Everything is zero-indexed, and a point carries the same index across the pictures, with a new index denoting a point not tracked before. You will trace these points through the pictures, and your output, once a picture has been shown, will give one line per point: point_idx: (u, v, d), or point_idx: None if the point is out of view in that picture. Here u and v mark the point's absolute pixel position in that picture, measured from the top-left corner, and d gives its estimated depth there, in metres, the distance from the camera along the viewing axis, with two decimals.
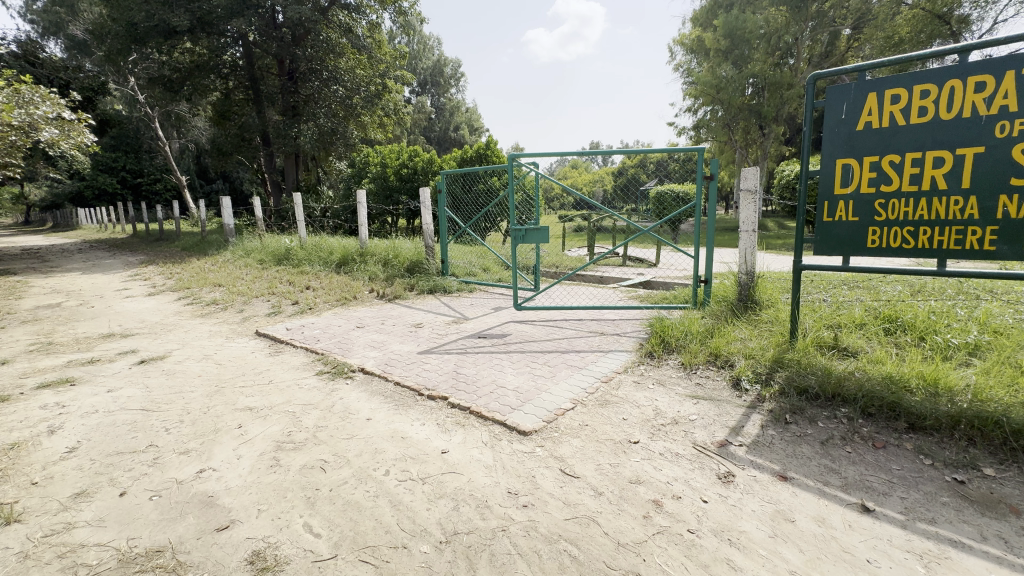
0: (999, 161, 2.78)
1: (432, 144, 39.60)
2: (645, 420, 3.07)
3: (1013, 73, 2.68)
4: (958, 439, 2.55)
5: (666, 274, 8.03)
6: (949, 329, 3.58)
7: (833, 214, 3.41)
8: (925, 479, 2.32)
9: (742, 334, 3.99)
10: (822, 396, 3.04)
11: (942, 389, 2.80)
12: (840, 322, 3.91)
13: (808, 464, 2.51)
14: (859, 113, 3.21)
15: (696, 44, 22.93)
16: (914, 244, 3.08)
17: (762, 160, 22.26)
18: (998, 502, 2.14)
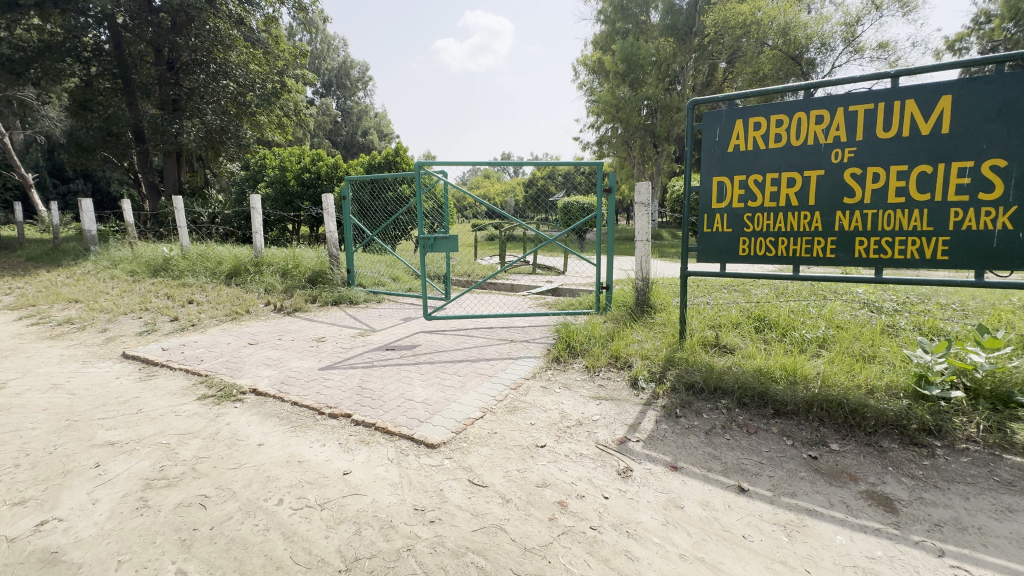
0: (836, 182, 3.29)
1: (338, 148, 37.66)
2: (552, 423, 3.16)
3: (842, 109, 3.20)
4: (812, 420, 2.94)
5: (572, 281, 8.39)
6: (804, 325, 4.15)
7: (711, 225, 3.80)
8: (787, 458, 2.65)
9: (639, 335, 4.30)
10: (706, 389, 3.35)
11: (798, 377, 3.23)
12: (720, 322, 4.37)
13: (694, 453, 2.75)
14: (729, 137, 3.63)
15: (597, 66, 24.41)
16: (775, 252, 3.53)
17: (656, 176, 24.34)
18: (841, 473, 2.51)
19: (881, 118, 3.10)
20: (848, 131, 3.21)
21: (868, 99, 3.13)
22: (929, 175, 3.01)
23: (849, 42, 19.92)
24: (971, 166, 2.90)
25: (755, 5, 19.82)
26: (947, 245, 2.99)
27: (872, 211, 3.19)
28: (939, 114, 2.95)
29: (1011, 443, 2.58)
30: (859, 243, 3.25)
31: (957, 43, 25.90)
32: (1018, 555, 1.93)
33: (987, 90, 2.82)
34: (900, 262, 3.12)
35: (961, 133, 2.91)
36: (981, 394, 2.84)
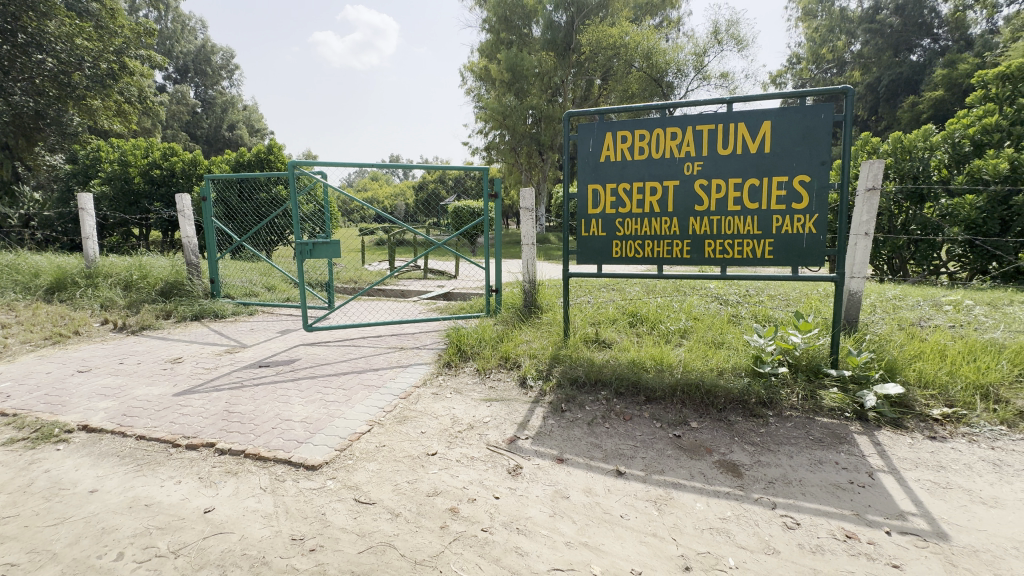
0: (689, 192, 3.74)
1: (198, 142, 33.23)
2: (443, 429, 3.12)
3: (691, 128, 3.65)
4: (676, 403, 3.30)
5: (463, 286, 8.39)
6: (669, 318, 4.65)
7: (588, 229, 4.07)
8: (656, 440, 2.93)
9: (527, 336, 4.44)
10: (587, 383, 3.58)
11: (664, 365, 3.62)
12: (600, 319, 4.72)
13: (578, 444, 2.92)
14: (601, 148, 3.92)
15: (484, 73, 24.93)
16: (643, 254, 3.91)
17: (543, 182, 25.55)
18: (699, 447, 2.85)
19: (721, 137, 3.61)
20: (696, 147, 3.67)
21: (710, 120, 3.61)
22: (758, 187, 3.57)
23: (699, 70, 22.90)
24: (786, 180, 3.50)
25: (623, 30, 21.78)
26: (772, 246, 3.57)
27: (717, 217, 3.69)
28: (763, 136, 3.51)
29: (820, 406, 3.16)
30: (708, 245, 3.73)
31: (778, 78, 31.29)
32: (827, 498, 2.37)
33: (795, 119, 3.44)
34: (739, 261, 3.66)
35: (779, 153, 3.50)
36: (800, 368, 3.44)
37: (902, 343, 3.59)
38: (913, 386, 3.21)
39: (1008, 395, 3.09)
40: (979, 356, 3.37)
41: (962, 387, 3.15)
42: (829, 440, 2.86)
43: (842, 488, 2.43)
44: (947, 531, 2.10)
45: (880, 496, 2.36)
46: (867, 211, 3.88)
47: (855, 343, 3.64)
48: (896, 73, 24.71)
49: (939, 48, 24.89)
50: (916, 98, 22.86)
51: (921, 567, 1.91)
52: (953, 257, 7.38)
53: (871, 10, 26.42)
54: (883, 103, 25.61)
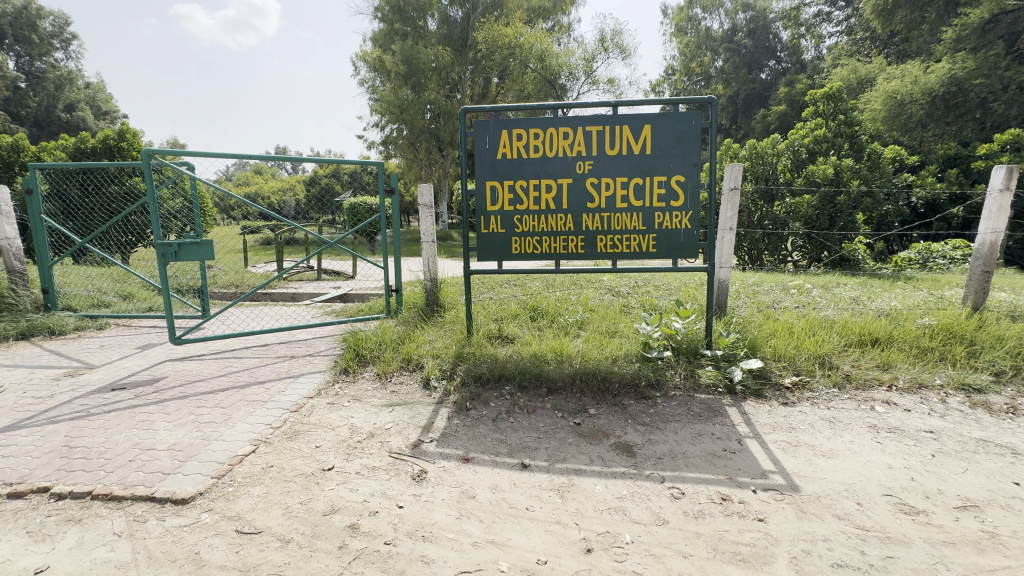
0: (581, 190, 3.91)
1: (22, 124, 27.48)
2: (340, 441, 2.92)
3: (581, 129, 3.82)
4: (576, 391, 3.45)
5: (361, 286, 7.97)
6: (567, 310, 4.85)
7: (488, 226, 4.06)
8: (558, 429, 3.04)
9: (429, 336, 4.34)
10: (491, 379, 3.60)
11: (563, 356, 3.76)
12: (502, 315, 4.79)
13: (483, 441, 2.92)
14: (497, 145, 3.92)
15: (378, 64, 23.90)
16: (541, 249, 4.01)
17: (444, 179, 25.26)
18: (597, 432, 3.00)
19: (608, 139, 3.82)
20: (586, 147, 3.85)
21: (597, 122, 3.80)
22: (641, 186, 3.85)
23: (589, 75, 24.18)
24: (666, 180, 3.83)
25: (517, 30, 22.25)
26: (654, 240, 3.89)
27: (607, 214, 3.92)
28: (644, 138, 3.79)
29: (699, 384, 3.51)
30: (600, 240, 3.95)
31: (657, 87, 34.24)
32: (706, 466, 2.63)
33: (670, 124, 3.76)
34: (628, 255, 3.93)
35: (658, 154, 3.81)
36: (681, 351, 3.80)
37: (760, 323, 4.13)
38: (770, 360, 3.70)
39: (838, 361, 3.69)
40: (816, 331, 3.99)
41: (805, 358, 3.70)
42: (706, 414, 3.19)
43: (717, 456, 2.72)
44: (797, 482, 2.45)
45: (747, 459, 2.69)
46: (731, 208, 4.39)
47: (724, 325, 4.11)
48: (750, 88, 28.43)
49: (781, 69, 29.07)
50: (765, 111, 26.49)
51: (781, 517, 2.21)
52: (797, 248, 8.64)
53: (729, 31, 30.02)
54: (742, 113, 29.30)
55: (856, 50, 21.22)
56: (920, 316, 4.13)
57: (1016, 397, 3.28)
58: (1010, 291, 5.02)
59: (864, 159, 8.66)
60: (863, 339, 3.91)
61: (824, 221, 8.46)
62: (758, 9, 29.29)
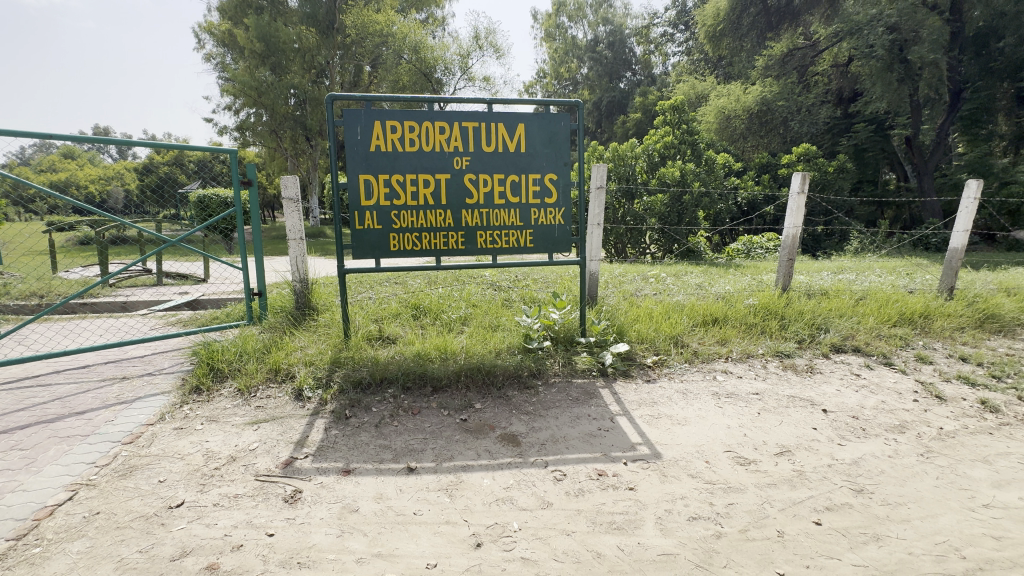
0: (460, 185, 3.90)
1: None
2: (192, 471, 2.53)
3: (458, 124, 3.80)
4: (461, 388, 3.45)
5: (215, 291, 7.00)
6: (450, 307, 4.82)
7: (363, 222, 3.82)
8: (444, 427, 3.01)
9: (301, 342, 3.97)
10: (373, 383, 3.43)
11: (448, 353, 3.74)
12: (382, 315, 4.58)
13: (366, 450, 2.76)
14: (370, 136, 3.70)
15: (227, 38, 21.12)
16: (421, 246, 3.91)
17: (314, 171, 23.34)
18: (484, 426, 3.03)
19: (484, 136, 3.86)
20: (463, 142, 3.84)
21: (473, 118, 3.82)
22: (518, 183, 3.98)
23: (465, 71, 24.24)
24: (540, 178, 4.00)
25: (389, 18, 21.37)
26: (531, 236, 4.07)
27: (486, 210, 3.97)
28: (518, 137, 3.91)
29: (575, 370, 3.76)
30: (480, 236, 3.99)
31: (529, 88, 35.59)
32: (584, 446, 2.82)
33: (542, 124, 3.94)
34: (507, 250, 4.05)
35: (532, 153, 3.97)
36: (559, 340, 4.04)
37: (626, 310, 4.55)
38: (635, 343, 4.11)
39: (688, 340, 4.24)
40: (671, 314, 4.52)
41: (663, 339, 4.17)
42: (583, 397, 3.42)
43: (593, 435, 2.94)
44: (659, 451, 2.75)
45: (618, 435, 2.94)
46: (598, 206, 4.74)
47: (596, 313, 4.46)
48: (611, 96, 31.04)
49: (637, 80, 32.17)
50: (625, 117, 29.15)
51: (647, 483, 2.46)
52: (653, 241, 9.65)
53: (592, 42, 32.44)
54: (605, 118, 31.79)
55: (694, 69, 24.38)
56: (747, 297, 4.91)
57: (813, 358, 4.08)
58: (807, 275, 6.21)
59: (703, 164, 10.12)
60: (706, 319, 4.54)
61: (673, 217, 9.60)
62: (616, 24, 32.07)
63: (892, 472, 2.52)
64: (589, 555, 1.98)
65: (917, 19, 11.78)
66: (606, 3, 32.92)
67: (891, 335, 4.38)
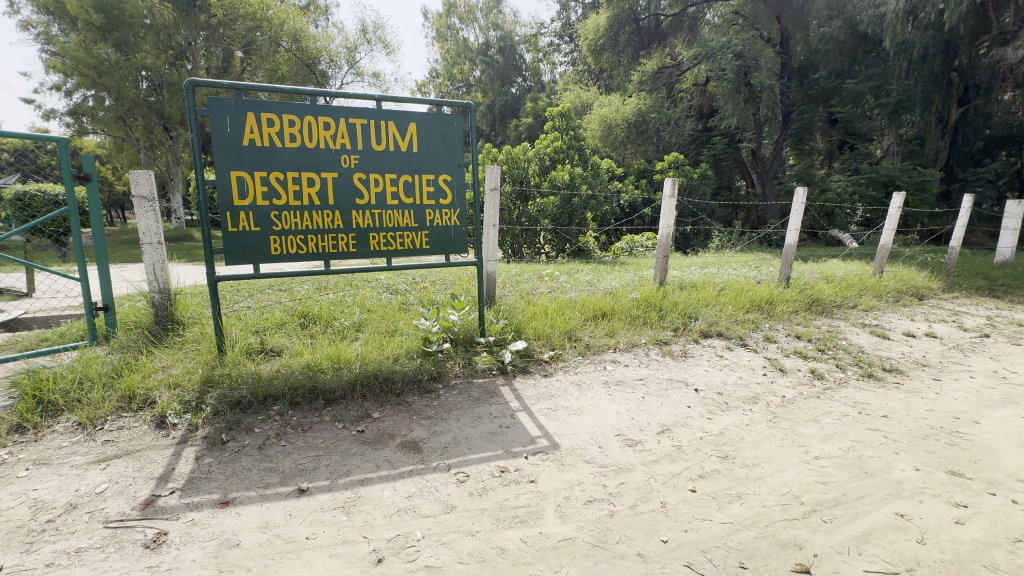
0: (348, 185, 3.69)
1: None
2: (14, 529, 2.07)
3: (344, 120, 3.59)
4: (357, 398, 3.28)
5: (43, 307, 5.81)
6: (343, 313, 4.55)
7: (236, 224, 3.45)
8: (340, 440, 2.84)
9: (162, 361, 3.46)
10: (254, 402, 3.12)
11: (342, 363, 3.54)
12: (264, 326, 4.18)
13: (248, 476, 2.49)
14: (242, 129, 3.34)
15: (53, 4, 17.68)
16: (307, 249, 3.64)
17: (175, 165, 20.52)
18: (383, 435, 2.91)
19: (374, 134, 3.70)
20: (350, 140, 3.64)
21: (361, 115, 3.64)
22: (410, 184, 3.89)
23: (351, 65, 23.07)
24: (433, 178, 3.96)
25: (263, 1, 19.56)
26: (426, 237, 4.01)
27: (378, 210, 3.82)
28: (409, 136, 3.82)
29: (476, 370, 3.79)
30: (372, 238, 3.82)
31: (423, 87, 35.02)
32: (486, 445, 2.85)
33: (434, 124, 3.89)
34: (402, 252, 3.94)
35: (424, 153, 3.90)
36: (459, 342, 4.04)
37: (523, 308, 4.70)
38: (532, 340, 4.26)
39: (580, 333, 4.49)
40: (565, 310, 4.77)
41: (558, 335, 4.37)
42: (484, 397, 3.45)
43: (494, 433, 2.98)
44: (557, 441, 2.88)
45: (519, 430, 3.02)
46: (493, 207, 4.81)
47: (494, 312, 4.54)
48: (503, 100, 31.72)
49: (527, 86, 33.25)
50: (517, 121, 30.01)
51: (547, 473, 2.56)
52: (546, 241, 10.08)
53: (484, 46, 32.90)
54: (499, 121, 32.39)
55: (579, 79, 25.90)
56: (631, 292, 5.35)
57: (686, 343, 4.58)
58: (680, 269, 6.95)
59: (589, 168, 10.83)
60: (596, 313, 4.86)
61: (564, 218, 10.12)
62: (506, 31, 32.89)
63: (750, 438, 2.92)
64: (494, 552, 2.00)
65: (757, 50, 13.81)
66: (496, 8, 33.58)
67: (746, 319, 5.09)
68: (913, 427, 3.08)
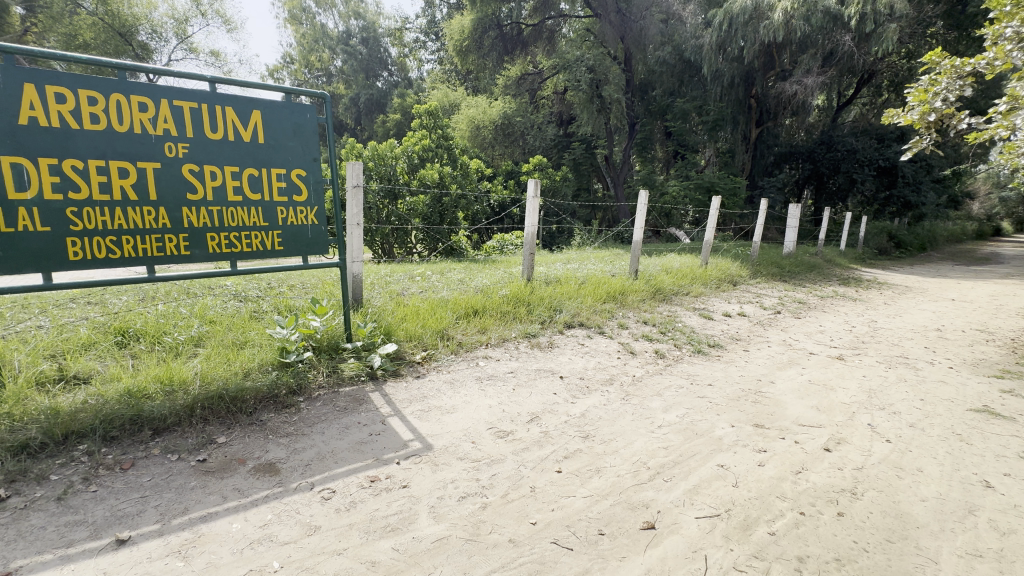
0: (175, 177, 3.17)
1: None
2: None
3: (165, 101, 3.06)
4: (196, 423, 2.85)
5: None
6: (176, 327, 3.91)
7: (12, 223, 2.72)
8: (173, 475, 2.43)
9: None
10: (50, 444, 2.52)
11: (177, 385, 3.05)
12: (63, 349, 3.40)
13: (42, 535, 2.01)
14: (16, 103, 2.65)
15: None
16: (121, 253, 3.04)
17: None
18: (231, 462, 2.57)
19: (207, 120, 3.22)
20: (176, 125, 3.13)
21: (190, 97, 3.15)
22: (256, 178, 3.48)
23: (182, 39, 19.93)
24: (284, 173, 3.61)
25: None
26: (280, 237, 3.65)
27: (216, 207, 3.35)
28: (253, 125, 3.42)
29: (342, 378, 3.55)
30: (210, 238, 3.35)
31: (274, 73, 31.74)
32: (353, 457, 2.69)
33: (282, 113, 3.54)
34: (250, 254, 3.52)
35: (273, 145, 3.53)
36: (322, 349, 3.76)
37: (393, 310, 4.55)
38: (404, 342, 4.15)
39: (453, 332, 4.50)
40: (437, 310, 4.73)
41: (430, 335, 4.33)
42: (352, 405, 3.26)
43: (364, 442, 2.83)
44: (430, 442, 2.85)
45: (390, 436, 2.91)
46: (356, 205, 4.54)
47: (362, 316, 4.32)
48: (368, 94, 30.26)
49: (394, 82, 32.40)
50: (384, 117, 28.84)
51: (419, 476, 2.51)
52: (418, 241, 9.90)
53: (344, 35, 31.06)
54: (364, 116, 30.83)
55: (447, 79, 25.87)
56: (501, 288, 5.53)
57: (552, 335, 4.89)
58: (546, 265, 7.38)
59: (458, 168, 10.90)
60: (468, 311, 4.92)
61: (435, 218, 10.04)
62: (368, 21, 31.49)
63: (606, 416, 3.23)
64: (363, 567, 1.90)
65: (606, 65, 15.30)
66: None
67: (603, 309, 5.61)
68: (730, 391, 3.70)
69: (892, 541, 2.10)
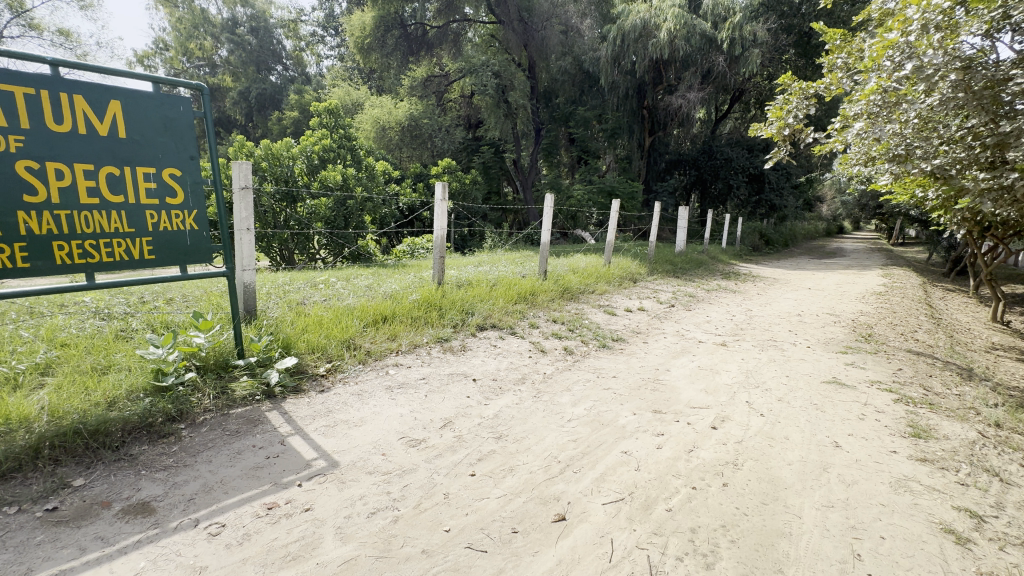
0: (5, 176, 2.66)
1: None
2: None
3: None
4: (43, 467, 2.41)
5: None
6: (14, 354, 3.28)
7: None
8: (10, 532, 2.02)
9: None
10: None
11: (15, 424, 2.56)
12: None
13: None
14: None
15: None
16: None
17: None
18: (91, 507, 2.21)
19: (48, 109, 2.75)
20: (6, 115, 2.63)
21: (24, 82, 2.67)
22: (117, 177, 3.04)
23: (19, 14, 16.86)
24: (154, 172, 3.19)
25: None
26: (150, 245, 3.21)
27: (64, 211, 2.87)
28: (111, 117, 2.98)
29: (233, 399, 3.22)
30: (58, 248, 2.86)
31: (144, 59, 28.02)
32: (248, 484, 2.45)
33: (149, 106, 3.13)
34: (112, 265, 3.06)
35: (138, 141, 3.10)
36: (208, 369, 3.39)
37: (292, 321, 4.24)
38: (305, 355, 3.88)
39: (360, 341, 4.30)
40: (342, 318, 4.49)
41: (335, 345, 4.09)
42: (245, 428, 2.96)
43: (259, 467, 2.59)
44: (335, 460, 2.68)
45: (290, 457, 2.70)
46: (245, 208, 4.12)
47: (256, 329, 3.96)
48: (260, 88, 27.92)
49: (289, 77, 30.43)
50: (280, 113, 26.80)
51: (324, 497, 2.36)
52: (321, 246, 9.33)
53: (229, 22, 28.35)
54: (256, 111, 28.37)
55: (349, 76, 24.74)
56: (411, 293, 5.39)
57: (465, 338, 4.87)
58: (458, 268, 7.33)
59: (363, 170, 10.45)
60: (377, 318, 4.73)
61: (339, 221, 9.52)
62: (258, 10, 29.04)
63: (519, 415, 3.29)
64: None
65: (511, 71, 15.63)
66: None
67: (514, 310, 5.71)
68: (632, 381, 3.96)
69: (766, 503, 2.38)
